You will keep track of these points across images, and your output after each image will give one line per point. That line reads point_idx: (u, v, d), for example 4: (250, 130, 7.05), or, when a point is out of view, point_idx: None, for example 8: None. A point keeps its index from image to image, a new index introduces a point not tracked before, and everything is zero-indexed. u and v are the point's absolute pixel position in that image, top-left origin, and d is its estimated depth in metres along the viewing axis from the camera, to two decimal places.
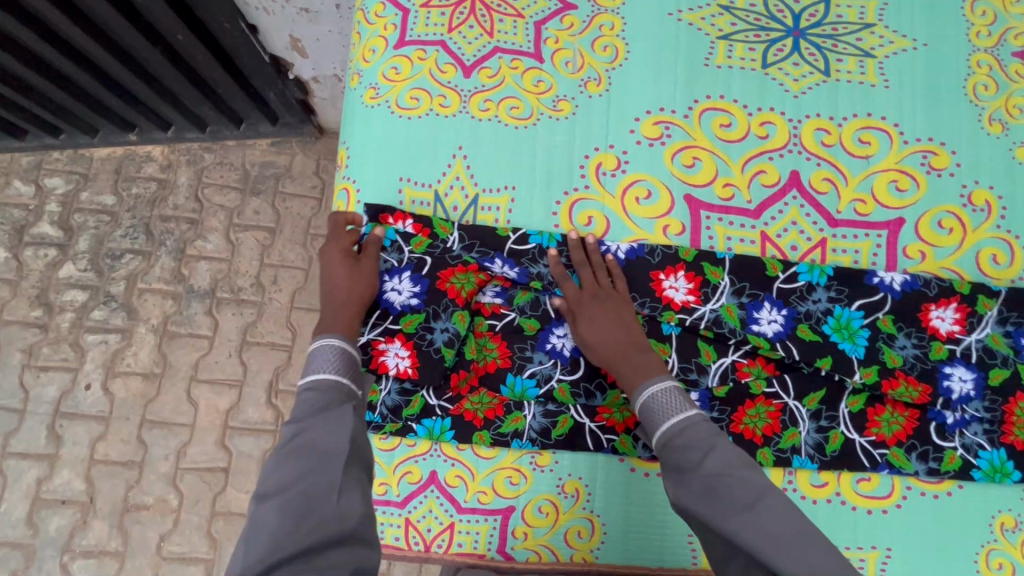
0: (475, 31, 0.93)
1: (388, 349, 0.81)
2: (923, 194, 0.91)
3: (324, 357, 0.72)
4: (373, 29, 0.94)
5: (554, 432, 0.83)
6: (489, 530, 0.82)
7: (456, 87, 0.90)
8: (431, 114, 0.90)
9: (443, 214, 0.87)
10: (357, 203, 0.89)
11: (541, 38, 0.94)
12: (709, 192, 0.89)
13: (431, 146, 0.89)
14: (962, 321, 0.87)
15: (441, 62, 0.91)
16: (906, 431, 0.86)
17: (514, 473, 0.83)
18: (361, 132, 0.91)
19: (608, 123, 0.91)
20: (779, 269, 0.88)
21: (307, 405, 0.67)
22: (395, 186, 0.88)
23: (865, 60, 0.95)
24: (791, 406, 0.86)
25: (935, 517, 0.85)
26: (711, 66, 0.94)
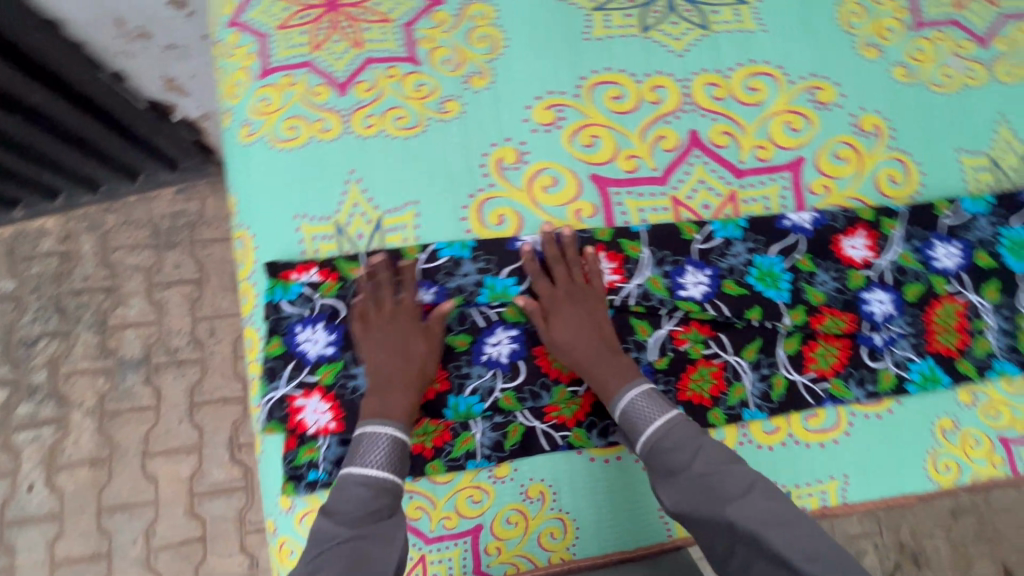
0: (344, 43, 0.88)
1: (306, 404, 0.79)
2: (816, 129, 0.93)
3: (368, 448, 0.72)
4: (232, 62, 0.87)
5: (507, 444, 0.81)
6: (461, 554, 0.80)
7: (334, 109, 0.86)
8: (316, 143, 0.85)
9: (348, 244, 0.83)
10: (255, 251, 0.83)
11: (413, 40, 0.89)
12: (613, 168, 0.89)
13: (322, 174, 0.84)
14: (872, 246, 0.91)
15: (313, 84, 0.86)
16: (842, 362, 0.89)
17: (475, 491, 0.81)
18: (242, 171, 0.85)
19: (498, 118, 0.88)
20: (694, 231, 0.88)
21: (351, 500, 0.69)
22: (292, 224, 0.83)
23: (738, 8, 0.96)
24: (732, 362, 0.87)
25: (878, 439, 0.89)
26: (591, 41, 0.92)
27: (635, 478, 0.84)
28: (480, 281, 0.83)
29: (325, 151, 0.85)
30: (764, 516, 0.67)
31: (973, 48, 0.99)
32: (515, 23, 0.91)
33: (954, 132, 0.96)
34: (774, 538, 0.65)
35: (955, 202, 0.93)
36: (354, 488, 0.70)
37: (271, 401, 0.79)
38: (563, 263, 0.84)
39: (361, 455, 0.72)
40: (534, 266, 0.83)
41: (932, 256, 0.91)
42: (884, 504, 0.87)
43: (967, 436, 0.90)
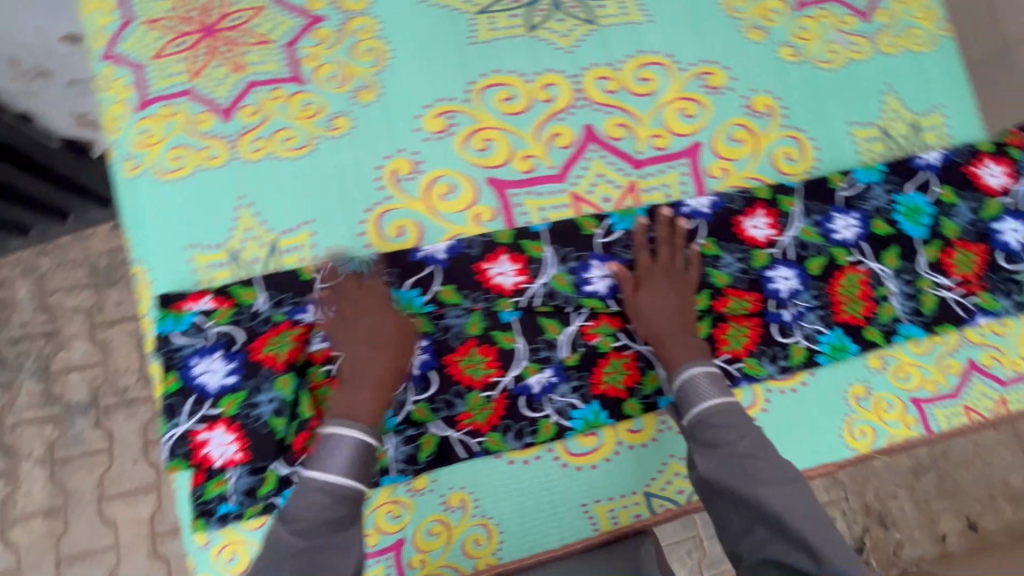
0: (224, 70, 0.87)
1: (211, 437, 0.78)
2: (710, 114, 0.95)
3: (330, 455, 0.69)
4: (110, 96, 0.86)
5: (421, 456, 0.82)
6: (385, 570, 0.79)
7: (219, 136, 0.85)
8: (204, 171, 0.84)
9: (243, 269, 0.83)
10: (147, 284, 0.82)
11: (297, 59, 0.89)
12: (509, 170, 0.89)
13: (211, 202, 0.84)
14: (774, 224, 0.92)
15: (196, 113, 0.85)
16: (753, 341, 0.90)
17: (395, 506, 0.81)
18: (128, 205, 0.83)
19: (389, 130, 0.88)
20: (593, 225, 0.88)
21: (299, 511, 0.66)
22: (184, 255, 0.82)
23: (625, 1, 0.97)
24: (645, 352, 0.87)
25: (794, 414, 0.90)
26: (477, 46, 0.92)
27: (556, 478, 0.84)
28: None
29: (215, 179, 0.84)
30: (800, 507, 0.69)
31: (855, 22, 1.01)
32: (399, 33, 0.91)
33: (843, 104, 0.98)
34: (802, 527, 0.67)
35: (848, 173, 0.95)
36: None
37: (173, 438, 0.77)
38: (667, 239, 0.87)
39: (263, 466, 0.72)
40: (642, 237, 0.86)
41: (831, 229, 0.93)
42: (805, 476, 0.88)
43: (880, 401, 0.92)
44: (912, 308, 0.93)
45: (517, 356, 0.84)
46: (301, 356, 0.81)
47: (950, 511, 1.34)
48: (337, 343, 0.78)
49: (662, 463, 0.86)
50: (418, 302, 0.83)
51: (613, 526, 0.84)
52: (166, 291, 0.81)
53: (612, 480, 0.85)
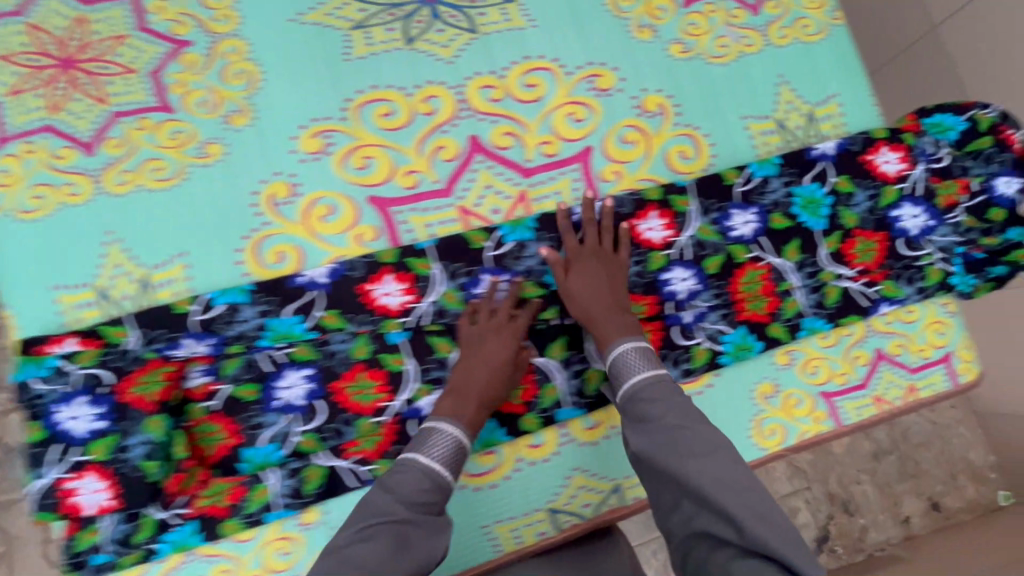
0: (374, 42, 0.87)
1: (388, 406, 0.81)
2: (821, 58, 0.97)
3: (652, 359, 0.78)
4: (243, 79, 0.84)
5: (588, 389, 0.86)
6: (579, 501, 0.84)
7: (359, 112, 0.85)
8: (360, 144, 0.85)
9: (398, 242, 0.84)
10: (305, 264, 0.82)
11: (424, 31, 0.89)
12: (643, 127, 0.92)
13: (359, 178, 0.84)
14: (904, 158, 0.95)
15: (333, 91, 0.85)
16: (881, 257, 0.93)
17: (578, 441, 0.85)
18: (275, 187, 0.83)
19: (524, 96, 0.90)
20: (736, 176, 0.92)
21: (662, 405, 0.73)
22: (341, 233, 0.83)
23: None
24: (777, 264, 0.91)
25: (929, 336, 0.94)
26: (610, 12, 0.94)
27: (719, 407, 0.89)
28: None
29: (370, 151, 0.85)
30: None
31: None
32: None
33: None
34: None
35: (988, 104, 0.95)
36: (414, 474, 0.70)
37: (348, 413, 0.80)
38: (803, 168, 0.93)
39: (427, 446, 0.72)
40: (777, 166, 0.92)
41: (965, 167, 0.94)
42: (946, 395, 0.93)
43: None
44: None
45: (670, 292, 0.88)
46: None
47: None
48: (574, 272, 0.83)
49: (816, 383, 0.91)
50: None
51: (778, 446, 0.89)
52: (329, 268, 0.82)
53: (769, 407, 0.90)
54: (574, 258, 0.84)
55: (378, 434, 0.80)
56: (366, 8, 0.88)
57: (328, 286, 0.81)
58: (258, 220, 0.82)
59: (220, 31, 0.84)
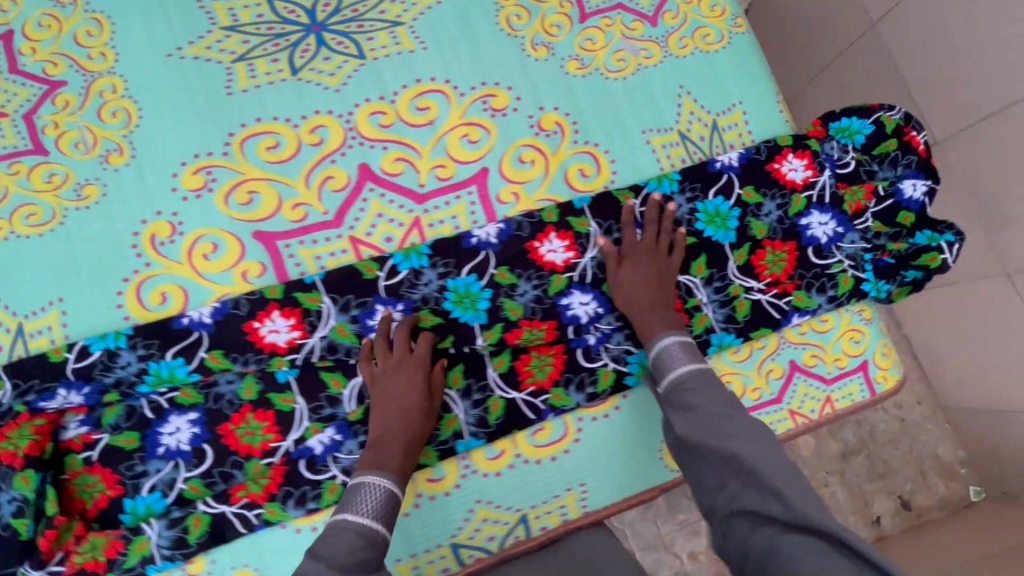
0: (257, 74, 0.85)
1: (278, 446, 0.78)
2: (724, 67, 0.96)
3: (695, 354, 0.80)
4: (121, 117, 0.82)
5: (491, 418, 0.84)
6: (484, 535, 0.82)
7: (240, 145, 0.83)
8: (243, 179, 0.82)
9: (285, 277, 0.82)
10: (186, 303, 0.80)
11: (308, 59, 0.87)
12: (540, 147, 0.90)
13: (241, 212, 0.82)
14: (811, 165, 0.92)
15: (212, 124, 0.83)
16: (792, 265, 0.91)
17: (481, 473, 0.83)
18: (152, 225, 0.80)
19: (415, 121, 0.88)
20: (632, 197, 0.90)
21: (704, 393, 0.75)
22: (224, 270, 0.81)
23: None
24: (683, 281, 0.90)
25: (843, 345, 0.92)
26: (504, 30, 0.93)
27: (628, 430, 0.86)
28: (443, 286, 0.85)
29: (255, 185, 0.82)
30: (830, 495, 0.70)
31: None
32: (425, 23, 0.91)
33: None
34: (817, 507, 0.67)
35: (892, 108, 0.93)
36: (347, 535, 0.67)
37: (235, 457, 0.77)
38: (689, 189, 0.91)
39: (354, 504, 0.70)
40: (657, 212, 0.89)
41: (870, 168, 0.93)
42: (863, 405, 0.90)
43: None
44: (961, 244, 0.87)
45: (571, 316, 0.87)
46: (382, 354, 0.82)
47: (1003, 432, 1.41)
48: (625, 264, 0.86)
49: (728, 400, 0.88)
50: (475, 288, 0.85)
51: None
52: (211, 307, 0.79)
53: None
54: (626, 250, 0.87)
55: (267, 477, 0.77)
56: (248, 40, 0.86)
57: (213, 325, 0.79)
58: (140, 262, 0.80)
59: (99, 72, 0.83)
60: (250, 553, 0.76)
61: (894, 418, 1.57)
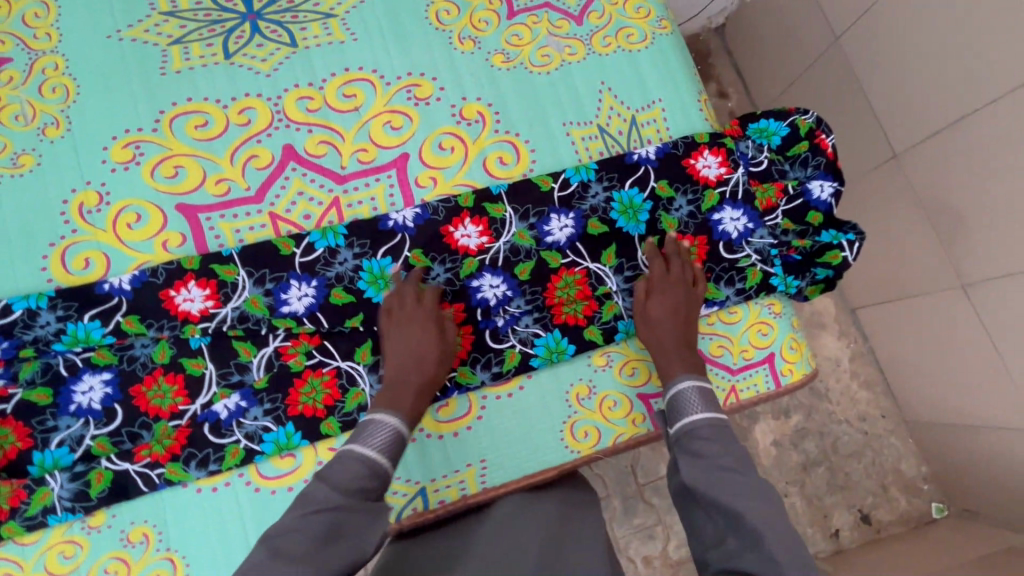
0: (191, 57, 0.90)
1: (186, 409, 0.81)
2: (646, 65, 0.99)
3: (712, 402, 0.79)
4: (60, 93, 0.88)
5: None
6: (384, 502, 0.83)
7: (170, 123, 0.88)
8: (170, 154, 0.87)
9: (206, 249, 0.86)
10: (107, 270, 0.83)
11: (242, 45, 0.92)
12: (461, 134, 0.94)
13: (165, 185, 0.86)
14: (724, 162, 0.94)
15: (145, 103, 0.88)
16: (702, 258, 0.93)
17: None
18: (80, 194, 0.85)
19: (340, 105, 0.93)
20: (550, 182, 0.93)
21: (718, 445, 0.73)
22: (146, 239, 0.85)
23: None
24: (593, 268, 0.92)
25: (751, 337, 0.94)
26: (432, 25, 0.97)
27: (532, 411, 0.88)
28: (358, 265, 0.88)
29: (180, 160, 0.87)
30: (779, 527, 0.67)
31: None
32: (357, 16, 0.96)
33: None
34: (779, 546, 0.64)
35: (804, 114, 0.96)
36: (351, 464, 0.68)
37: (143, 417, 0.80)
38: (621, 174, 0.94)
39: (363, 436, 0.71)
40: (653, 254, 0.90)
41: (783, 170, 0.96)
42: (769, 396, 0.92)
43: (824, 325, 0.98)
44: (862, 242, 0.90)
45: (480, 300, 0.89)
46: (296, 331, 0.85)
47: (961, 446, 1.43)
48: (654, 297, 0.87)
49: (632, 380, 0.90)
50: (391, 270, 0.89)
51: (593, 449, 0.88)
52: (130, 273, 0.83)
53: (583, 409, 0.89)
54: (656, 284, 0.88)
55: (171, 439, 0.80)
56: (186, 26, 0.92)
57: (132, 292, 0.82)
58: (67, 228, 0.84)
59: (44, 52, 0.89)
60: (151, 511, 0.79)
61: (857, 431, 1.58)
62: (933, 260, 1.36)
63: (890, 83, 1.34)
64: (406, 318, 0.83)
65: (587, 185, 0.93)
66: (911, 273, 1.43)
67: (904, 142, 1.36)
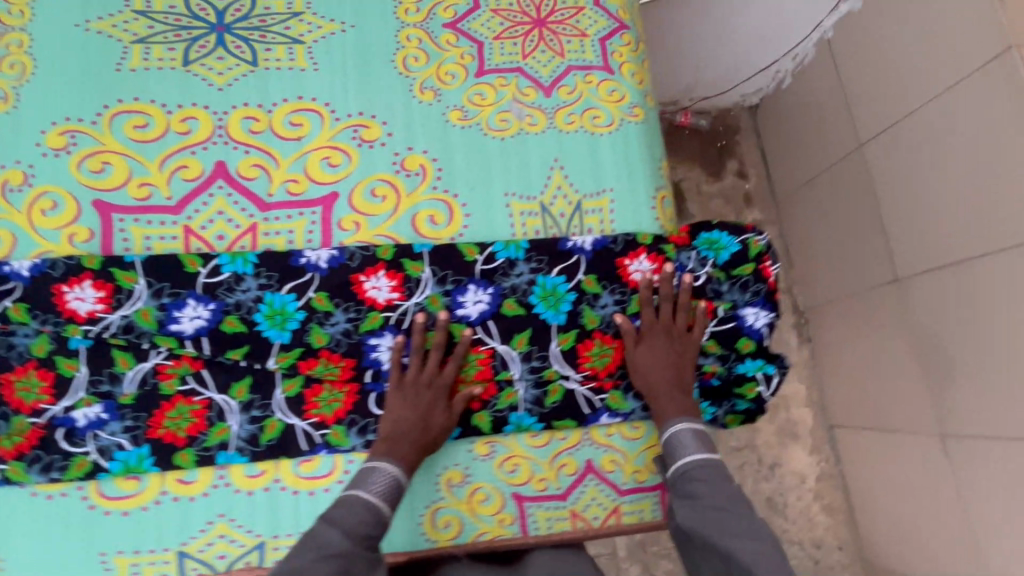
0: (150, 58, 0.91)
1: (45, 409, 0.80)
2: (607, 149, 0.95)
3: (705, 441, 0.82)
4: (12, 71, 0.89)
5: (262, 439, 0.83)
6: (220, 548, 0.79)
7: (111, 120, 0.88)
8: (102, 149, 0.87)
9: (111, 250, 0.85)
10: (11, 252, 0.83)
11: (202, 55, 0.92)
12: (396, 184, 0.91)
13: (89, 179, 0.86)
14: (658, 270, 0.90)
15: (92, 95, 0.88)
16: (614, 364, 0.89)
17: (231, 487, 0.81)
18: (4, 171, 0.85)
19: (282, 131, 0.91)
20: (475, 252, 0.89)
21: (709, 485, 0.78)
22: (56, 229, 0.84)
23: (536, 33, 0.99)
24: (500, 350, 0.88)
25: (648, 458, 0.88)
26: (397, 69, 0.95)
27: None
28: (259, 296, 0.85)
29: (110, 157, 0.87)
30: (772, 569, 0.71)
31: None
32: (323, 45, 0.95)
33: None
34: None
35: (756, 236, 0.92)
36: (356, 510, 0.74)
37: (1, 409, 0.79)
38: (550, 258, 0.90)
39: (365, 482, 0.76)
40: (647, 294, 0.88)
41: (718, 288, 0.91)
42: (653, 525, 0.86)
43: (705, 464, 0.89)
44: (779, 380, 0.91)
45: (372, 360, 0.86)
46: (180, 353, 0.83)
47: None
48: (643, 345, 0.87)
49: (512, 475, 0.85)
50: (291, 308, 0.86)
51: (451, 542, 0.83)
52: (31, 260, 0.83)
53: (452, 496, 0.84)
54: (646, 331, 0.88)
55: (23, 436, 0.79)
56: (154, 26, 0.92)
57: (29, 280, 0.81)
58: None
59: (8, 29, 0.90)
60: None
61: (808, 557, 1.42)
62: (919, 399, 1.22)
63: (904, 205, 1.19)
64: (420, 374, 0.84)
65: (513, 264, 0.89)
66: (900, 413, 1.27)
67: (908, 268, 1.20)
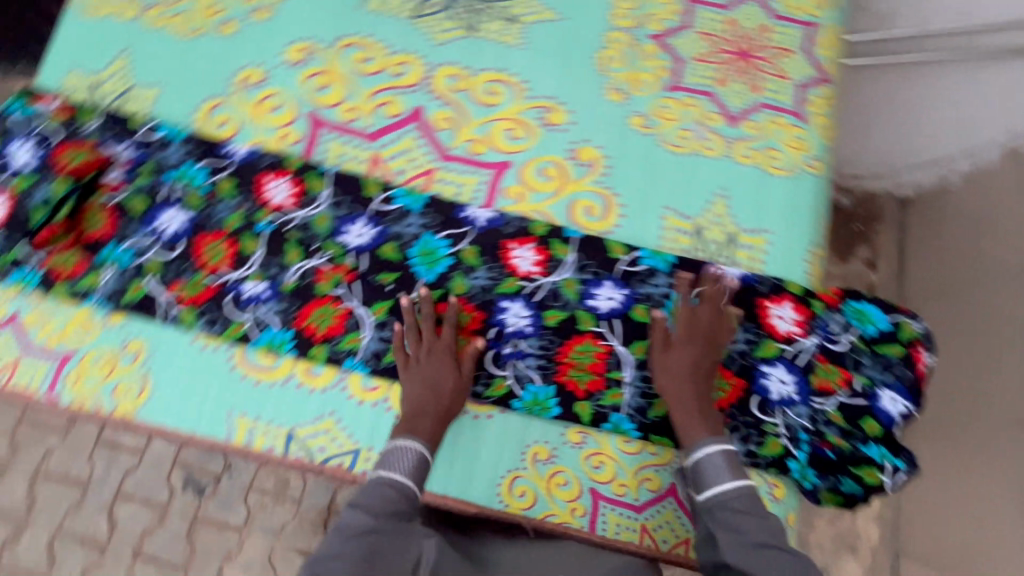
0: (388, 4, 1.02)
1: (223, 273, 0.92)
2: (777, 191, 0.95)
3: (736, 465, 0.79)
4: None
5: (385, 359, 0.90)
6: (324, 441, 0.87)
7: (342, 48, 1.00)
8: (329, 71, 0.99)
9: (310, 157, 0.96)
10: (234, 136, 0.97)
11: (431, 12, 1.02)
12: (566, 168, 0.96)
13: (312, 93, 0.98)
14: (801, 322, 0.89)
15: (333, 23, 1.01)
16: (728, 400, 0.87)
17: (347, 392, 0.89)
18: (249, 69, 0.99)
19: (480, 94, 0.99)
20: (622, 252, 0.92)
21: (753, 516, 0.74)
22: (274, 127, 0.97)
23: (736, 64, 1.01)
24: (619, 350, 0.90)
25: None
26: (596, 65, 1.00)
27: (486, 442, 0.88)
28: (419, 233, 0.93)
29: (333, 79, 0.98)
30: None
31: None
32: (536, 27, 1.02)
33: None
34: None
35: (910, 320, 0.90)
36: (382, 489, 0.76)
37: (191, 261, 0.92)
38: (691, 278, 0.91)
39: (389, 463, 0.79)
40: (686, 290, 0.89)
41: (859, 360, 0.87)
42: None
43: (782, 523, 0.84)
44: (905, 476, 0.83)
45: (499, 320, 0.91)
46: (337, 262, 0.92)
47: None
48: (672, 351, 0.86)
49: (596, 470, 0.87)
50: (442, 252, 0.93)
51: (522, 512, 0.85)
52: (249, 147, 0.96)
53: (533, 470, 0.87)
54: (671, 337, 0.87)
55: (201, 289, 0.91)
56: None
57: (243, 162, 0.95)
58: (226, 91, 0.98)
59: None
60: (151, 338, 0.89)
61: None
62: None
63: None
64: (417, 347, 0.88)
65: (656, 274, 0.91)
66: None
67: None
